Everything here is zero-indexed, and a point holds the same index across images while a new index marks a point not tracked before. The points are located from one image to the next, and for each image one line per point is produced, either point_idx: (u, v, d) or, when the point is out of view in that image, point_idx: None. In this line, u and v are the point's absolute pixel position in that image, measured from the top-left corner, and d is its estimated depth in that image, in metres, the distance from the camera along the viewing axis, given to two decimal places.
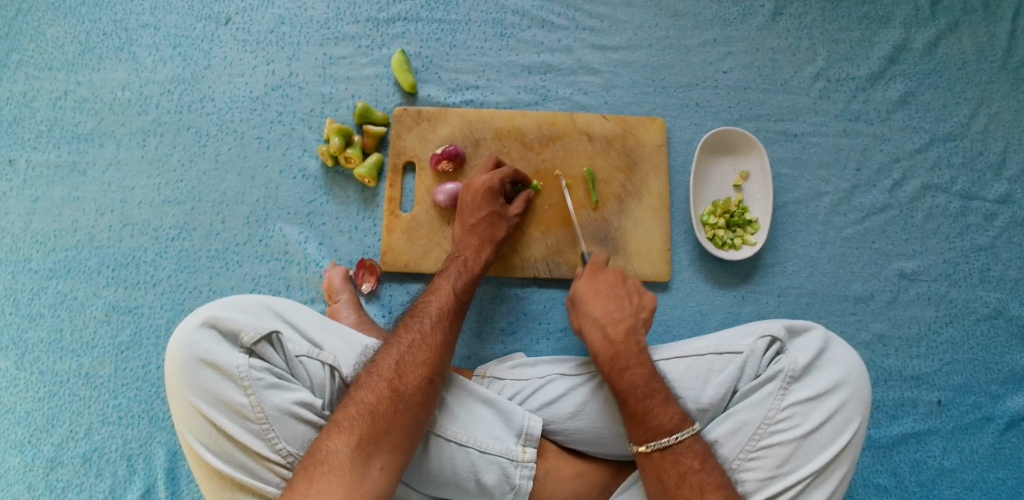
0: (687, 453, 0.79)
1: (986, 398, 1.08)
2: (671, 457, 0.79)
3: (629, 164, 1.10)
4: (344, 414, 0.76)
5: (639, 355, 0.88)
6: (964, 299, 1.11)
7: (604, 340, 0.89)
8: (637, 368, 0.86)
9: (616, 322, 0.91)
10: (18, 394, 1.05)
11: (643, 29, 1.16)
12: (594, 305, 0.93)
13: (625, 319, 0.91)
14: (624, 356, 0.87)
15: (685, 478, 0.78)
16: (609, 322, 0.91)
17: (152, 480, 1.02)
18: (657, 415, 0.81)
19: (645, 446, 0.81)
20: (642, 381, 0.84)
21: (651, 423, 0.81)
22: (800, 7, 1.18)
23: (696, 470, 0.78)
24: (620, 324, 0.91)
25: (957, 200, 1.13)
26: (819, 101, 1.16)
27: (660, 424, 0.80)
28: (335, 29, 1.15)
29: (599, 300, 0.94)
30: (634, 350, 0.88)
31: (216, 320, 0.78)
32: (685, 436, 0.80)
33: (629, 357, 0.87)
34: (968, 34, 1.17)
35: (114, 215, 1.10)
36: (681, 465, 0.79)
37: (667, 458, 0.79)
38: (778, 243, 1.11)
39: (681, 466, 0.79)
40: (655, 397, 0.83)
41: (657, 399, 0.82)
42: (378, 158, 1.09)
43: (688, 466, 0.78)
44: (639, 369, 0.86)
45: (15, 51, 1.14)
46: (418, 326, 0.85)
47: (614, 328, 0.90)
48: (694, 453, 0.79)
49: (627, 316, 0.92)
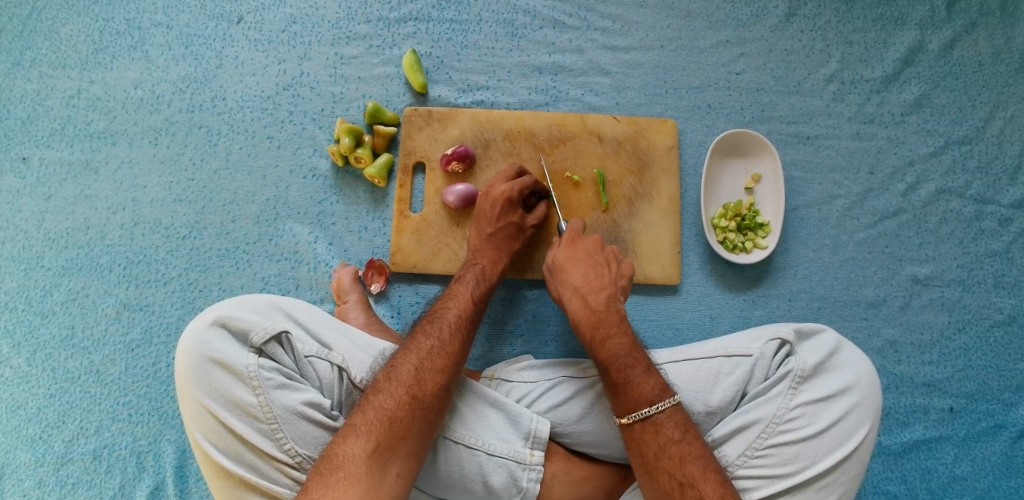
0: (669, 423, 0.79)
1: (999, 405, 1.07)
2: (652, 428, 0.79)
3: (640, 166, 1.10)
4: (362, 418, 0.76)
5: (619, 323, 0.89)
6: (977, 304, 1.10)
7: (585, 309, 0.90)
8: (618, 337, 0.86)
9: (597, 292, 0.91)
10: (30, 390, 1.06)
11: (655, 30, 1.16)
12: (574, 273, 0.93)
13: (604, 288, 0.92)
14: (605, 324, 0.88)
15: (665, 449, 0.77)
16: (590, 292, 0.91)
17: (161, 477, 1.03)
18: (638, 386, 0.81)
19: (627, 417, 0.80)
20: (624, 350, 0.85)
21: (631, 394, 0.80)
22: (814, 9, 1.17)
23: (676, 441, 0.77)
24: (600, 293, 0.91)
25: (972, 204, 1.12)
26: (833, 104, 1.14)
27: (641, 395, 0.80)
28: (346, 29, 1.15)
29: (579, 267, 0.94)
30: (615, 319, 0.89)
31: (227, 320, 0.79)
32: (665, 407, 0.79)
33: (611, 324, 0.88)
34: (984, 36, 1.16)
35: (126, 213, 1.11)
36: (662, 436, 0.78)
37: (648, 429, 0.79)
38: (789, 246, 1.10)
39: (661, 437, 0.78)
40: (636, 366, 0.83)
41: (638, 368, 0.83)
42: (388, 158, 1.09)
43: (669, 437, 0.78)
44: (621, 338, 0.86)
45: (29, 50, 1.15)
46: (437, 333, 0.85)
47: (594, 296, 0.91)
48: (675, 424, 0.79)
49: (607, 285, 0.92)
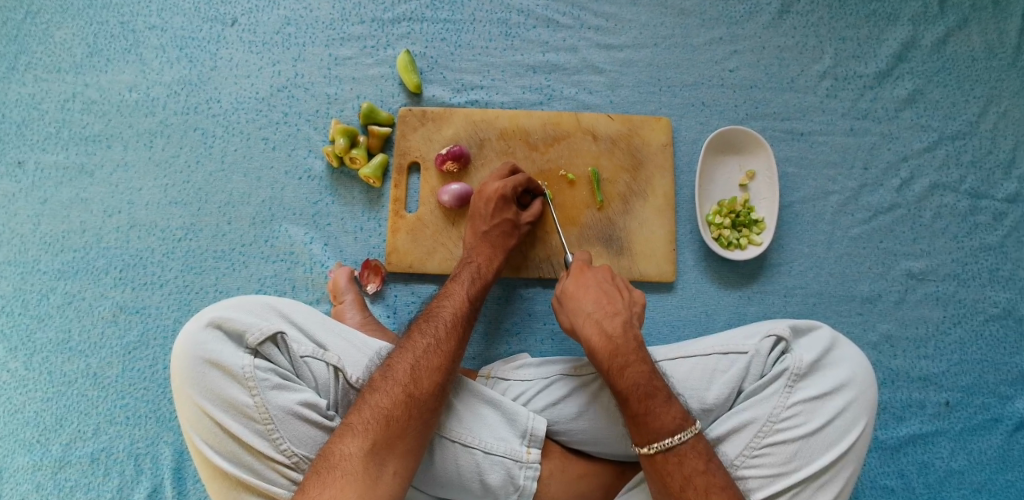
0: (692, 453, 0.78)
1: (995, 399, 1.07)
2: (675, 458, 0.78)
3: (634, 164, 1.10)
4: (358, 417, 0.76)
5: (638, 352, 0.85)
6: (972, 299, 1.10)
7: (602, 337, 0.87)
8: (637, 365, 0.84)
9: (611, 317, 0.89)
10: (27, 394, 1.06)
11: (649, 28, 1.16)
12: (587, 301, 0.91)
13: (619, 314, 0.89)
14: (623, 352, 0.85)
15: (690, 480, 0.77)
16: (604, 318, 0.89)
17: (159, 479, 1.03)
18: (659, 415, 0.79)
19: (649, 447, 0.79)
20: (644, 379, 0.82)
21: (653, 424, 0.79)
22: (806, 5, 1.17)
23: (701, 472, 0.77)
24: (615, 318, 0.88)
25: (966, 199, 1.12)
26: (826, 100, 1.15)
27: (663, 425, 0.79)
28: (340, 30, 1.15)
29: (591, 295, 0.91)
30: (632, 346, 0.86)
31: (222, 321, 0.79)
32: (688, 437, 0.79)
33: (628, 353, 0.85)
34: (977, 31, 1.16)
35: (122, 216, 1.11)
36: (686, 467, 0.78)
37: (671, 460, 0.78)
38: (784, 243, 1.11)
39: (685, 468, 0.77)
40: (657, 396, 0.81)
41: (659, 397, 0.81)
42: (383, 159, 1.09)
43: (693, 468, 0.77)
44: (640, 366, 0.84)
45: (24, 54, 1.15)
46: (432, 331, 0.85)
47: (610, 323, 0.88)
48: (698, 454, 0.78)
49: (621, 311, 0.90)
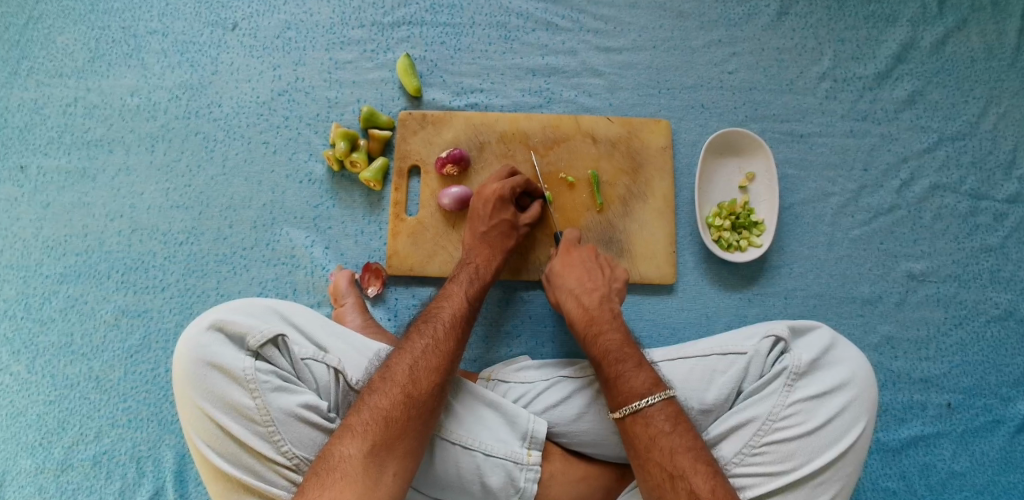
0: (659, 415, 0.79)
1: (997, 400, 1.07)
2: (642, 420, 0.79)
3: (634, 166, 1.10)
4: (357, 418, 0.76)
5: (613, 321, 0.90)
6: (973, 300, 1.10)
7: (579, 308, 0.92)
8: (611, 334, 0.88)
9: (590, 292, 0.93)
10: (30, 397, 1.06)
11: (648, 30, 1.16)
12: (569, 277, 0.95)
13: (597, 289, 0.94)
14: (598, 321, 0.90)
15: (656, 441, 0.77)
16: (583, 292, 0.93)
17: (161, 482, 1.03)
18: (629, 379, 0.82)
19: (620, 411, 0.81)
20: (615, 345, 0.86)
21: (623, 387, 0.81)
22: (805, 7, 1.17)
23: (667, 433, 0.77)
24: (594, 293, 0.93)
25: (966, 200, 1.12)
26: (826, 101, 1.15)
27: (632, 389, 0.81)
28: (340, 34, 1.16)
29: (573, 271, 0.96)
30: (608, 316, 0.91)
31: (224, 324, 0.79)
32: (656, 401, 0.79)
33: (604, 322, 0.90)
34: (976, 32, 1.16)
35: (124, 220, 1.11)
36: (652, 428, 0.78)
37: (638, 422, 0.79)
38: (784, 244, 1.11)
39: (651, 429, 0.78)
40: (627, 361, 0.84)
41: (629, 363, 0.84)
42: (383, 162, 1.09)
43: (659, 429, 0.78)
44: (613, 334, 0.88)
45: (26, 59, 1.16)
46: (431, 333, 0.85)
47: (587, 297, 0.93)
48: (666, 416, 0.79)
49: (600, 286, 0.94)
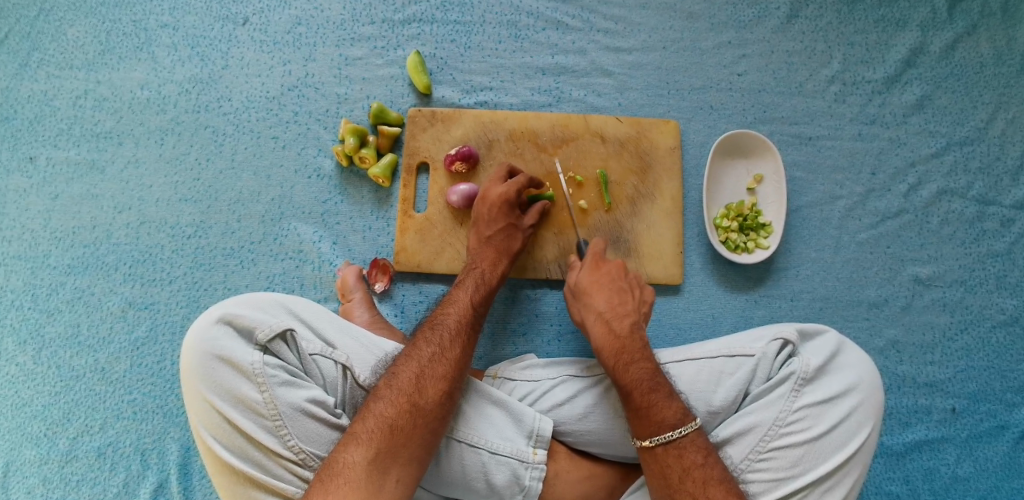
0: (691, 447, 0.79)
1: (1002, 406, 1.07)
2: (675, 452, 0.79)
3: (643, 166, 1.10)
4: (362, 426, 0.77)
5: (643, 350, 0.89)
6: (979, 305, 1.10)
7: (609, 334, 0.91)
8: (642, 362, 0.87)
9: (621, 317, 0.92)
10: (36, 388, 1.06)
11: (658, 31, 1.16)
12: (598, 297, 0.95)
13: (629, 314, 0.93)
14: (629, 350, 0.88)
15: (688, 472, 0.78)
16: (615, 317, 0.92)
17: (165, 474, 1.03)
18: (659, 410, 0.81)
19: (649, 440, 0.80)
20: (647, 376, 0.85)
21: (654, 418, 0.81)
22: (816, 10, 1.17)
23: (699, 465, 0.78)
24: (625, 319, 0.92)
25: (974, 205, 1.12)
26: (835, 105, 1.15)
27: (664, 418, 0.80)
28: (350, 30, 1.16)
29: (603, 292, 0.95)
30: (638, 345, 0.89)
31: (232, 318, 0.80)
32: (688, 431, 0.80)
33: (634, 351, 0.88)
34: (986, 37, 1.16)
35: (132, 213, 1.12)
36: (685, 460, 0.79)
37: (671, 453, 0.79)
38: (791, 246, 1.11)
39: (685, 461, 0.79)
40: (660, 391, 0.83)
41: (661, 393, 0.83)
42: (393, 158, 1.09)
43: (692, 461, 0.78)
44: (644, 363, 0.86)
45: (37, 51, 1.16)
46: (438, 340, 0.85)
47: (618, 322, 0.92)
48: (698, 448, 0.79)
49: (631, 312, 0.93)
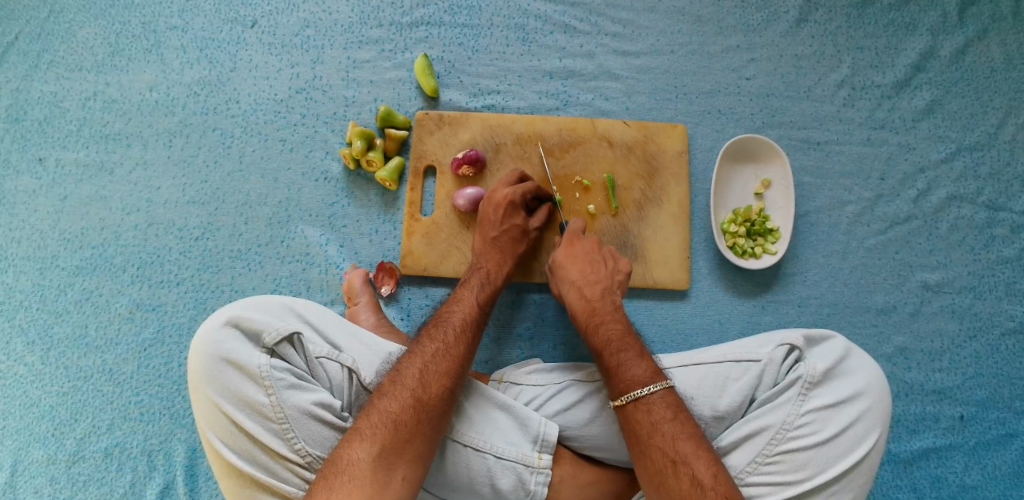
0: (661, 403, 0.80)
1: (1010, 414, 1.07)
2: (644, 407, 0.80)
3: (650, 171, 1.10)
4: (367, 422, 0.77)
5: (614, 312, 0.92)
6: (988, 312, 1.09)
7: (581, 299, 0.93)
8: (612, 324, 0.90)
9: (593, 284, 0.94)
10: (44, 388, 1.07)
11: (666, 35, 1.16)
12: (571, 269, 0.96)
13: (600, 281, 0.95)
14: (600, 313, 0.91)
15: (657, 427, 0.78)
16: (586, 284, 0.94)
17: (171, 476, 1.04)
18: (630, 368, 0.83)
19: (620, 399, 0.82)
20: (617, 336, 0.88)
21: (623, 376, 0.83)
22: (825, 14, 1.17)
23: (669, 420, 0.78)
24: (596, 285, 0.94)
25: (983, 211, 1.11)
26: (844, 109, 1.14)
27: (633, 376, 0.82)
28: (359, 33, 1.16)
29: (577, 264, 0.97)
30: (609, 308, 0.92)
31: (239, 320, 0.80)
32: (658, 388, 0.81)
33: (604, 313, 0.91)
34: (997, 41, 1.15)
35: (140, 214, 1.12)
36: (654, 415, 0.79)
37: (639, 408, 0.80)
38: (798, 252, 1.10)
39: (653, 416, 0.79)
40: (629, 351, 0.86)
41: (630, 352, 0.85)
42: (399, 162, 1.10)
43: (661, 416, 0.79)
44: (615, 325, 0.90)
45: (47, 52, 1.17)
46: (442, 337, 0.85)
47: (590, 289, 0.94)
48: (667, 404, 0.80)
49: (603, 279, 0.95)
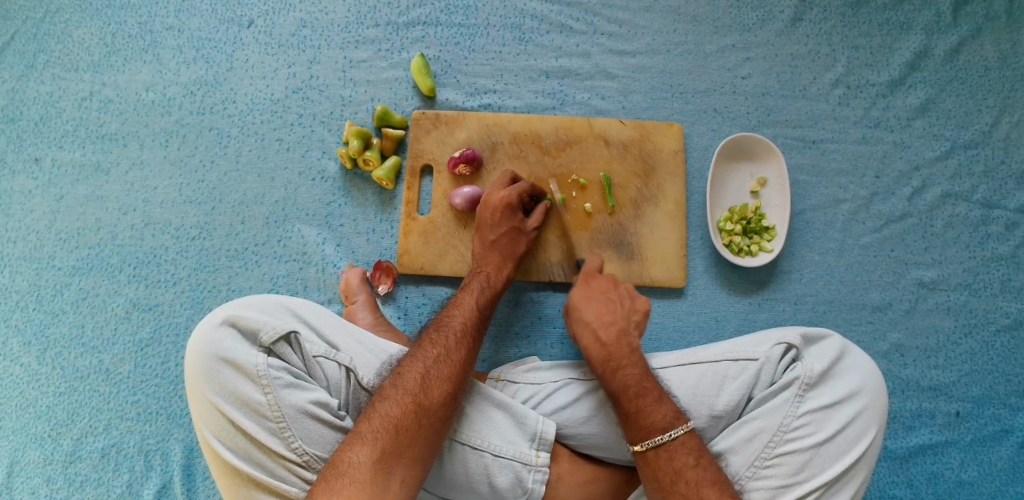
0: (682, 449, 0.79)
1: (1006, 410, 1.07)
2: (665, 454, 0.79)
3: (646, 169, 1.10)
4: (367, 425, 0.77)
5: (631, 356, 0.89)
6: (983, 309, 1.10)
7: (597, 343, 0.91)
8: (630, 368, 0.87)
9: (609, 326, 0.92)
10: (40, 388, 1.07)
11: (662, 34, 1.17)
12: (586, 310, 0.95)
13: (616, 322, 0.93)
14: (616, 357, 0.89)
15: (680, 474, 0.78)
16: (602, 327, 0.92)
17: (168, 476, 1.04)
18: (649, 414, 0.82)
19: (640, 445, 0.81)
20: (634, 380, 0.86)
21: (644, 421, 0.82)
22: (820, 13, 1.17)
23: (691, 466, 0.78)
24: (612, 327, 0.92)
25: (978, 209, 1.12)
26: (839, 108, 1.15)
27: (653, 423, 0.81)
28: (355, 33, 1.16)
29: (592, 305, 0.95)
30: (625, 351, 0.90)
31: (236, 320, 0.80)
32: (677, 434, 0.80)
33: (622, 357, 0.89)
34: (991, 40, 1.16)
35: (136, 214, 1.12)
36: (676, 461, 0.79)
37: (661, 456, 0.80)
38: (794, 250, 1.11)
39: (675, 463, 0.79)
40: (648, 395, 0.84)
41: (648, 397, 0.84)
42: (396, 161, 1.10)
43: (683, 463, 0.79)
44: (632, 369, 0.87)
45: (43, 52, 1.16)
46: (444, 341, 0.85)
47: (605, 331, 0.92)
48: (689, 450, 0.79)
49: (619, 319, 0.93)
